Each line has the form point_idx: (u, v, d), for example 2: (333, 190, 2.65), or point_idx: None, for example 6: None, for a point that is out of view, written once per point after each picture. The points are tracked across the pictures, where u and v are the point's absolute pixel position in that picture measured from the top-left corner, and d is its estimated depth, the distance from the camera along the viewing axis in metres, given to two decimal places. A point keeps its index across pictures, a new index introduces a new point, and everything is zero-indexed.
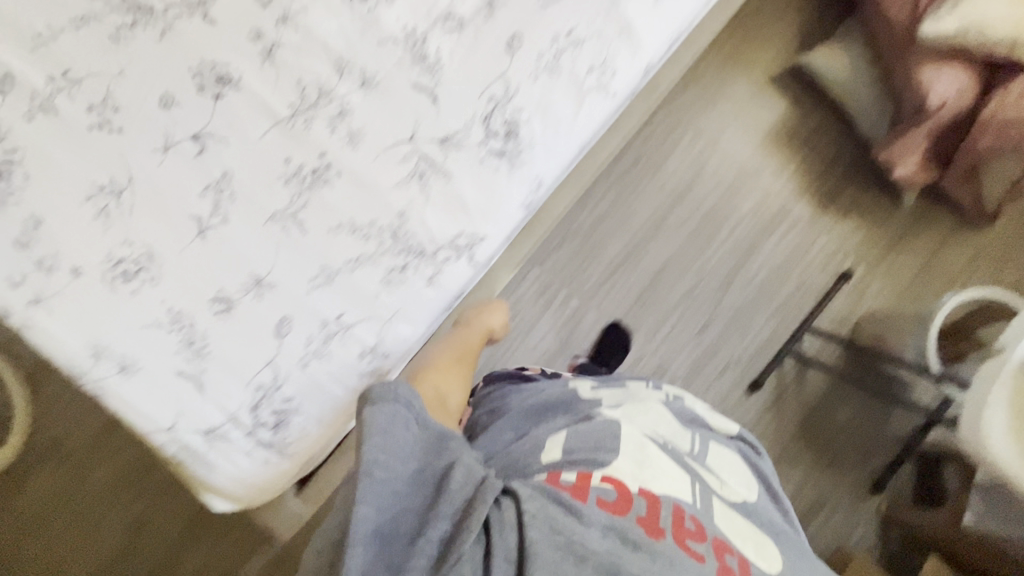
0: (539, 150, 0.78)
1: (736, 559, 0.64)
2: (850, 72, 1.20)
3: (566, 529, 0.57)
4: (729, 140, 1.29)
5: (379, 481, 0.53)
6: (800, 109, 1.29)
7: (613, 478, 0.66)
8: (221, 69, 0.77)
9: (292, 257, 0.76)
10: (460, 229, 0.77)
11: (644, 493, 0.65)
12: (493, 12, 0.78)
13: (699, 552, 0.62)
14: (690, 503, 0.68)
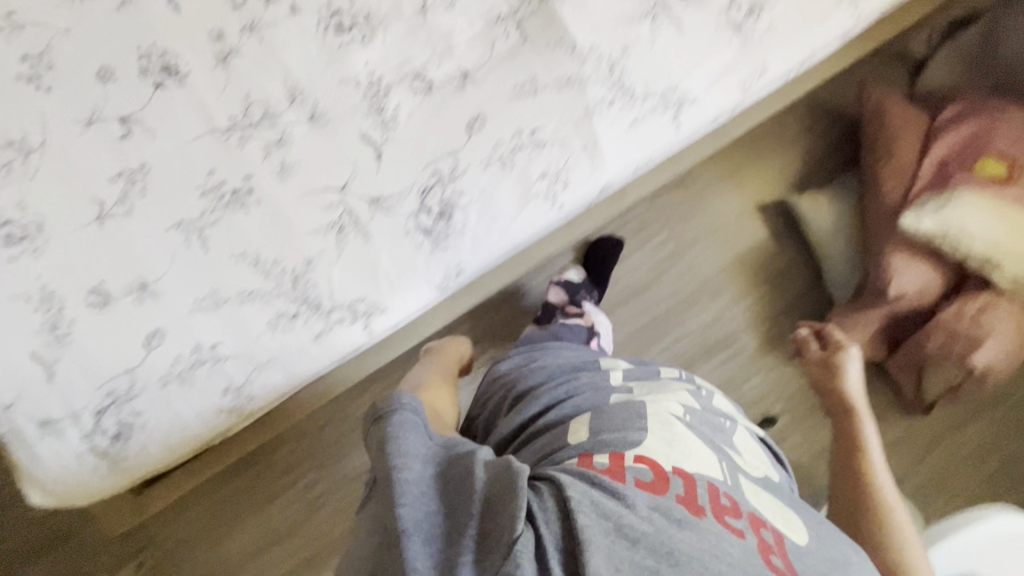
0: (470, 239, 0.76)
1: (773, 534, 0.53)
2: (832, 228, 1.17)
3: (605, 506, 0.47)
4: (700, 253, 1.26)
5: (407, 482, 0.49)
6: (777, 244, 1.27)
7: (647, 457, 0.55)
8: (170, 59, 0.73)
9: (184, 271, 0.73)
10: (362, 295, 0.74)
11: (678, 471, 0.54)
12: (465, 86, 0.75)
13: (740, 528, 0.50)
14: (724, 480, 0.56)
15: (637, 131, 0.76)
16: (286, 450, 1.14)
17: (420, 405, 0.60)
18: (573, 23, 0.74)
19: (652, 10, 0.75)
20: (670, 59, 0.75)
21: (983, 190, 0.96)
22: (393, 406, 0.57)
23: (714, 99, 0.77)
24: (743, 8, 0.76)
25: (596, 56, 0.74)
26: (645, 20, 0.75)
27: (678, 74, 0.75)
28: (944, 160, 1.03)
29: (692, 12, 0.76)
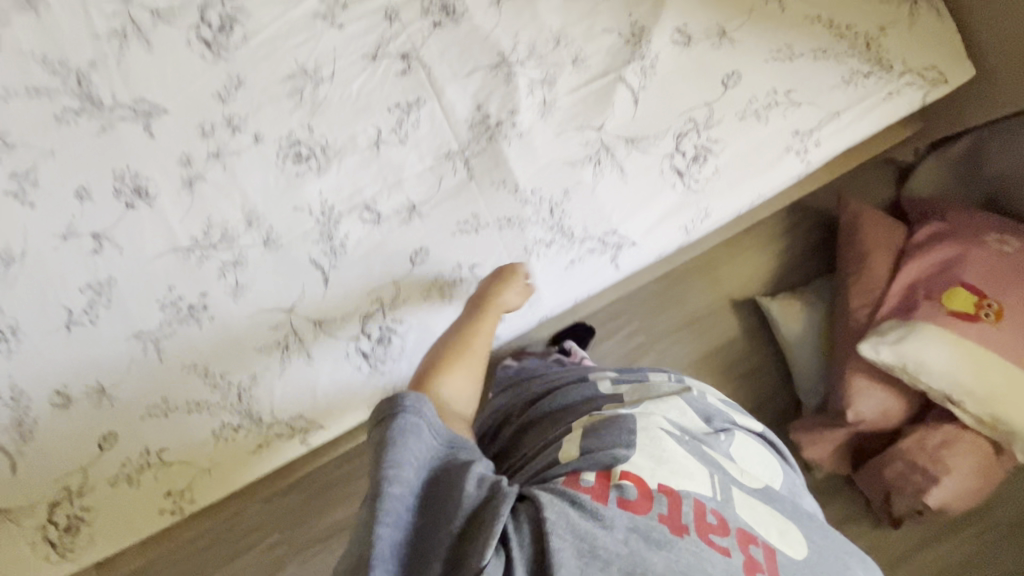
0: (408, 363, 0.79)
1: (761, 550, 0.57)
2: (801, 335, 1.16)
3: (582, 528, 0.53)
4: (670, 348, 1.22)
5: (395, 497, 0.51)
6: (748, 343, 1.24)
7: (632, 474, 0.59)
8: (142, 182, 0.79)
9: (140, 379, 0.78)
10: (299, 413, 0.78)
11: (664, 490, 0.58)
12: (411, 219, 0.78)
13: (724, 547, 0.56)
14: (711, 497, 0.60)
15: (575, 271, 0.77)
16: (251, 512, 1.19)
17: (425, 401, 0.59)
18: (516, 166, 0.77)
19: (595, 154, 0.77)
20: (610, 204, 0.77)
21: (946, 325, 0.95)
22: (395, 405, 0.57)
23: (654, 242, 0.78)
24: (687, 155, 0.78)
25: (537, 199, 0.77)
26: (587, 165, 0.77)
27: (617, 219, 0.77)
28: (912, 287, 1.02)
29: (635, 157, 0.77)
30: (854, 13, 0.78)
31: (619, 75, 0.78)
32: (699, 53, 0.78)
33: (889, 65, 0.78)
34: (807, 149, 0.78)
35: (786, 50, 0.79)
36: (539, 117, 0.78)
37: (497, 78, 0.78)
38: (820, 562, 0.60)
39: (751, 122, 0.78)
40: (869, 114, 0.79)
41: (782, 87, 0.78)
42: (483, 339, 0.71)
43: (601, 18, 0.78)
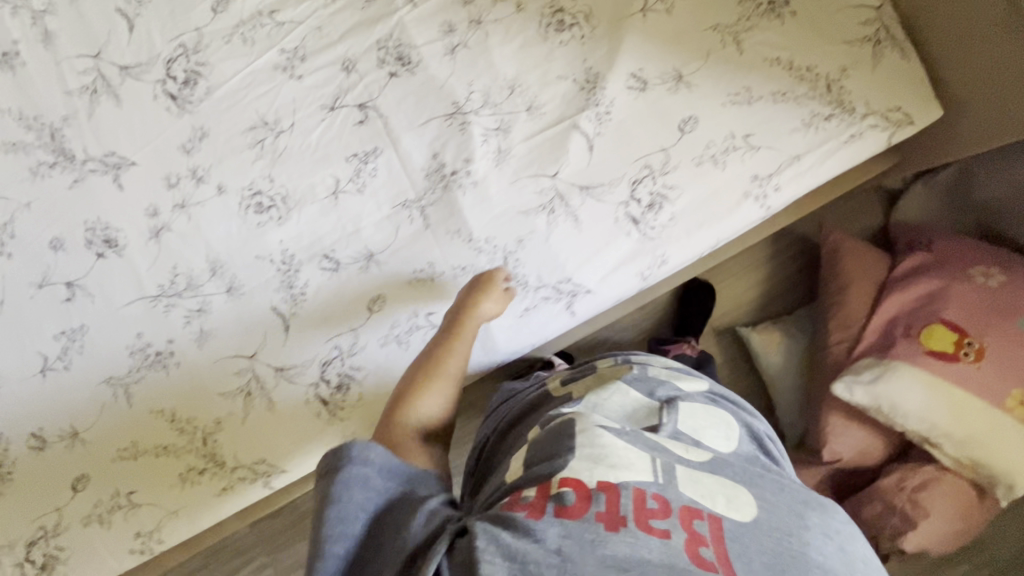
0: (365, 409, 0.80)
1: (708, 525, 0.54)
2: (780, 367, 1.14)
3: (512, 546, 0.50)
4: None
5: (333, 554, 0.52)
6: (730, 372, 1.22)
7: (569, 479, 0.55)
8: (111, 232, 0.81)
9: (111, 423, 0.81)
10: (261, 457, 0.80)
11: (602, 487, 0.54)
12: (368, 267, 0.80)
13: (665, 530, 0.52)
14: (653, 482, 0.56)
15: (529, 318, 0.78)
16: (237, 539, 1.21)
17: (373, 446, 0.60)
18: (470, 215, 0.78)
19: (549, 202, 0.77)
20: (565, 252, 0.77)
21: (923, 365, 0.93)
22: (342, 454, 0.58)
23: (610, 289, 0.78)
24: (643, 201, 0.77)
25: (491, 248, 0.77)
26: (541, 213, 0.77)
27: (572, 266, 0.77)
28: (892, 322, 0.99)
29: (589, 205, 0.77)
30: (815, 55, 0.77)
31: (574, 122, 0.78)
32: (655, 98, 0.78)
33: (851, 108, 0.76)
34: (766, 194, 0.77)
35: (744, 93, 0.77)
36: (493, 165, 0.78)
37: (452, 127, 0.79)
38: (771, 521, 0.57)
39: (709, 167, 0.77)
40: (830, 158, 0.77)
41: (740, 131, 0.77)
42: (457, 360, 0.72)
43: (556, 65, 0.78)
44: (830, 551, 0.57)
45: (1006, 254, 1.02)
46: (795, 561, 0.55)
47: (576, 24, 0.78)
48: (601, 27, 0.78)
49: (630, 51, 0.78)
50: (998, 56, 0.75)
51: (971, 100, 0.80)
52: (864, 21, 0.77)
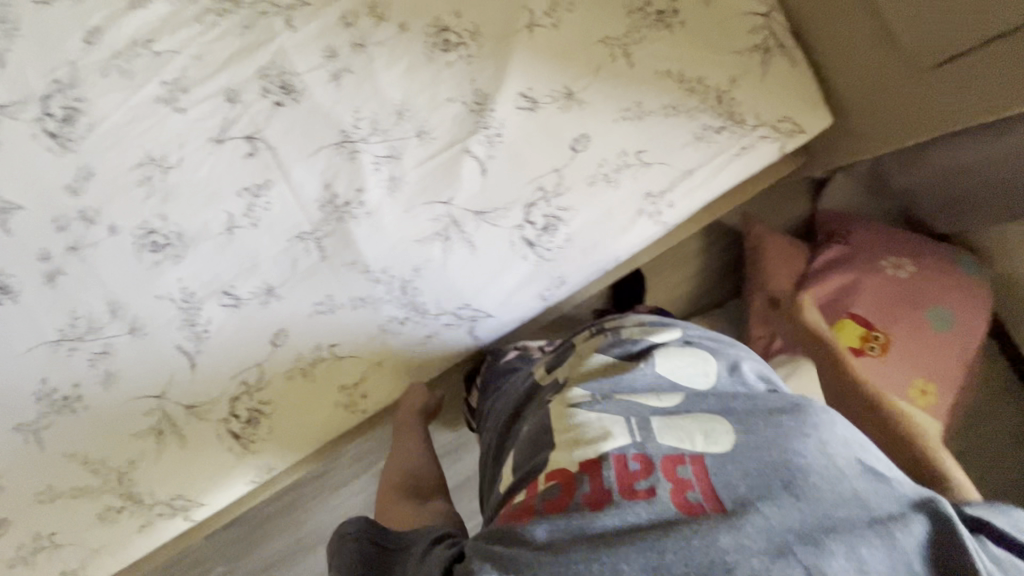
0: (278, 440, 0.81)
1: (693, 470, 0.48)
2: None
3: (502, 554, 0.45)
4: None
5: None
6: None
7: (554, 470, 0.51)
8: (3, 278, 0.78)
9: (25, 468, 0.80)
10: (178, 492, 0.82)
11: (585, 466, 0.49)
12: (268, 301, 0.80)
13: (650, 490, 0.47)
14: (631, 442, 0.50)
15: (433, 343, 0.79)
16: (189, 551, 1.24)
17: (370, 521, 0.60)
18: (365, 247, 0.78)
19: (443, 230, 0.77)
20: (462, 279, 0.77)
21: (830, 363, 0.96)
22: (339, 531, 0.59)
23: (510, 310, 0.79)
24: (537, 224, 0.77)
25: (388, 278, 0.78)
26: (436, 241, 0.77)
27: (470, 292, 0.78)
28: (807, 317, 1.02)
29: (484, 231, 0.77)
30: (704, 66, 0.76)
31: (464, 146, 0.77)
32: (546, 117, 0.76)
33: (741, 121, 0.76)
34: (660, 210, 0.77)
35: (635, 108, 0.76)
36: (387, 194, 0.77)
37: (343, 155, 0.77)
38: (753, 442, 0.50)
39: (601, 187, 0.77)
40: (721, 172, 0.77)
41: (633, 147, 0.77)
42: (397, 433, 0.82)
43: (443, 86, 0.77)
44: (814, 449, 0.49)
45: (918, 244, 1.04)
46: (780, 472, 0.47)
47: (462, 42, 0.76)
48: (487, 46, 0.76)
49: (518, 70, 0.76)
50: (878, 77, 0.74)
51: (864, 116, 0.79)
52: (752, 29, 0.76)
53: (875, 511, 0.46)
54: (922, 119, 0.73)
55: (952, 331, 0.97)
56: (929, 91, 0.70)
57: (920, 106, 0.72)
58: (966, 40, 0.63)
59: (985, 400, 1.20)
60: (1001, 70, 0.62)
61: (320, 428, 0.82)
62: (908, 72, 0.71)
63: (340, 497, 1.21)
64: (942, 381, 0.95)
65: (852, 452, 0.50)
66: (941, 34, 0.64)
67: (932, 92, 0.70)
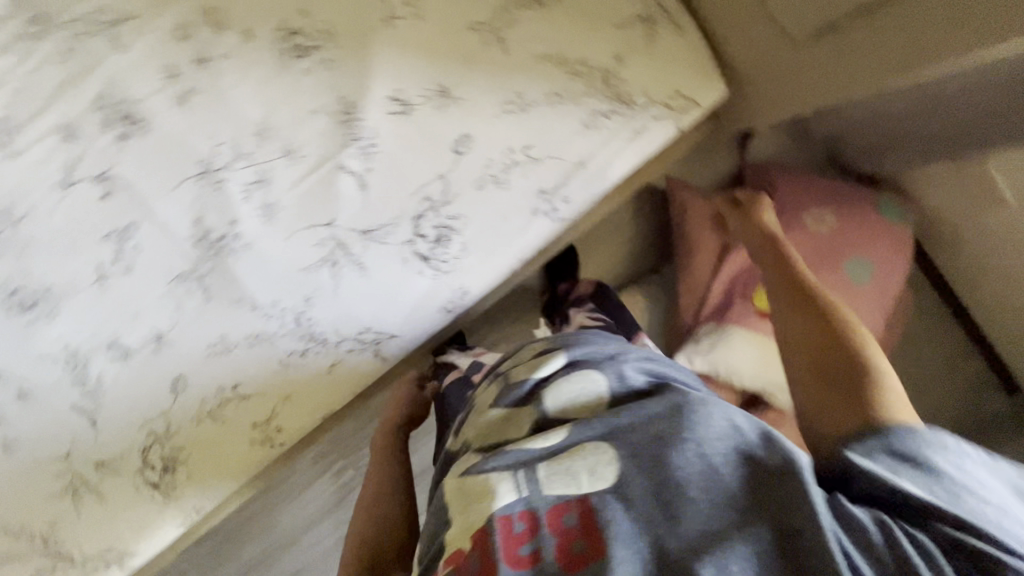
0: (196, 486, 0.79)
1: (579, 516, 0.39)
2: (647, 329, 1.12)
3: None
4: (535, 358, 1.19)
5: None
6: None
7: (446, 555, 0.39)
8: None
9: None
10: (107, 546, 0.78)
11: (472, 543, 0.38)
12: (159, 349, 0.76)
13: (544, 555, 0.37)
14: (517, 498, 0.40)
15: (337, 371, 0.76)
16: None
17: None
18: (249, 282, 0.73)
19: (330, 254, 0.73)
20: (358, 302, 0.74)
21: (755, 327, 0.98)
22: None
23: (413, 328, 0.76)
24: (429, 236, 0.73)
25: (280, 311, 0.74)
26: (323, 267, 0.73)
27: (369, 315, 0.74)
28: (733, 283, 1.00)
29: (373, 251, 0.73)
30: (585, 45, 0.70)
31: (337, 162, 0.71)
32: (422, 120, 0.70)
33: (631, 102, 0.71)
34: (556, 207, 0.73)
35: (517, 99, 0.70)
36: (264, 222, 0.72)
37: (206, 186, 0.71)
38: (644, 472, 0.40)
39: (491, 189, 0.72)
40: (615, 159, 0.73)
41: (519, 142, 0.71)
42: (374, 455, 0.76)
43: (304, 98, 0.70)
44: (703, 458, 0.40)
45: (838, 194, 1.02)
46: (671, 501, 0.38)
47: (317, 46, 0.69)
48: (345, 47, 0.69)
49: (382, 71, 0.69)
50: (764, 51, 0.71)
51: (756, 90, 0.76)
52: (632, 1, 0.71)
53: (771, 521, 0.37)
54: (806, 92, 0.71)
55: (872, 280, 0.97)
56: (810, 65, 0.68)
57: (805, 79, 0.70)
58: (836, 11, 0.61)
59: (915, 333, 1.22)
60: (872, 41, 0.60)
61: (239, 469, 0.79)
62: (789, 46, 0.68)
63: (303, 503, 1.17)
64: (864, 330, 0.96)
65: (742, 442, 0.41)
66: (816, 4, 0.62)
67: (813, 66, 0.68)
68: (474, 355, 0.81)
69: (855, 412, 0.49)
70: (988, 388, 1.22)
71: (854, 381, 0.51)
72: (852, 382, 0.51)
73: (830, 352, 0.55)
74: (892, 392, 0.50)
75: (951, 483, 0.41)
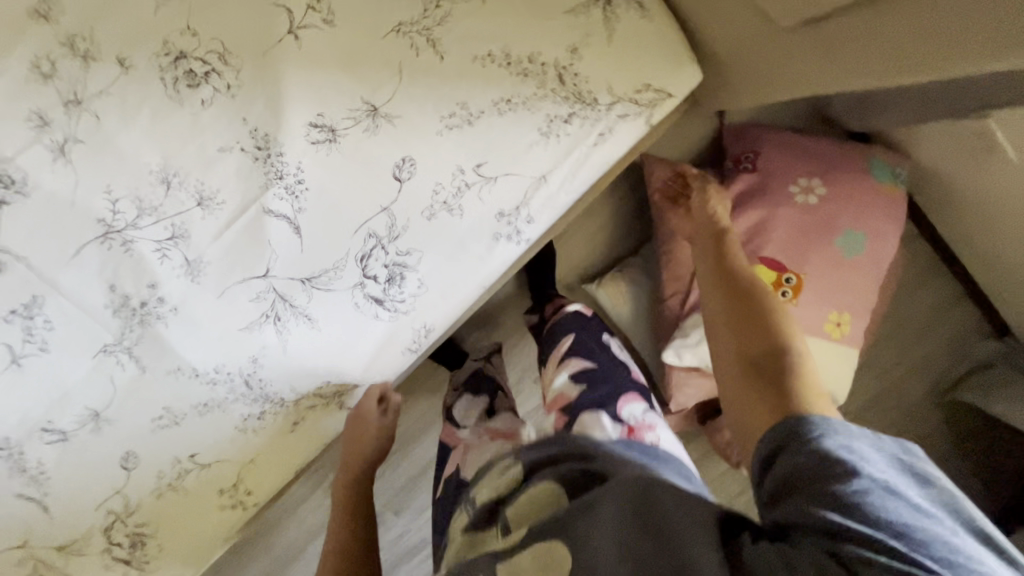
0: (168, 560, 0.73)
1: None
2: (631, 317, 1.06)
3: None
4: (519, 355, 1.13)
5: None
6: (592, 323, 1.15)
7: None
8: None
9: None
10: None
11: None
12: (100, 427, 0.68)
13: None
14: None
15: (301, 430, 0.70)
16: None
17: None
18: (185, 349, 0.65)
19: (271, 309, 0.64)
20: (311, 358, 0.66)
21: None
22: None
23: (376, 377, 0.69)
24: (379, 278, 0.65)
25: (226, 377, 0.66)
26: (266, 324, 0.65)
27: (325, 369, 0.67)
28: None
29: (318, 301, 0.65)
30: (534, 39, 0.59)
31: (261, 205, 0.61)
32: (352, 148, 0.60)
33: (593, 101, 0.61)
34: (518, 230, 0.65)
35: (461, 111, 0.60)
36: (190, 282, 0.63)
37: (114, 249, 0.61)
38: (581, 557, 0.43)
39: (444, 218, 0.63)
40: (581, 169, 0.63)
41: (469, 161, 0.62)
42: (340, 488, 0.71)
43: (209, 134, 0.59)
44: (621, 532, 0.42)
45: (827, 160, 0.94)
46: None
47: (213, 70, 0.57)
48: (246, 68, 0.57)
49: (296, 93, 0.58)
50: (745, 34, 0.62)
51: (736, 74, 0.67)
52: None
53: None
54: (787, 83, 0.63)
55: (866, 253, 0.90)
56: (794, 53, 0.59)
57: (785, 69, 0.61)
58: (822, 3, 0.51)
59: (903, 285, 1.19)
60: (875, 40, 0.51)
61: (212, 536, 0.74)
62: (770, 30, 0.59)
63: (298, 521, 1.07)
64: (859, 308, 0.90)
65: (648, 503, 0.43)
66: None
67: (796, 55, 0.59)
68: (461, 399, 0.75)
69: (776, 403, 0.51)
70: (976, 330, 1.21)
71: (782, 377, 0.54)
72: (779, 377, 0.54)
73: (764, 348, 0.58)
74: (813, 391, 0.52)
75: (817, 476, 0.41)
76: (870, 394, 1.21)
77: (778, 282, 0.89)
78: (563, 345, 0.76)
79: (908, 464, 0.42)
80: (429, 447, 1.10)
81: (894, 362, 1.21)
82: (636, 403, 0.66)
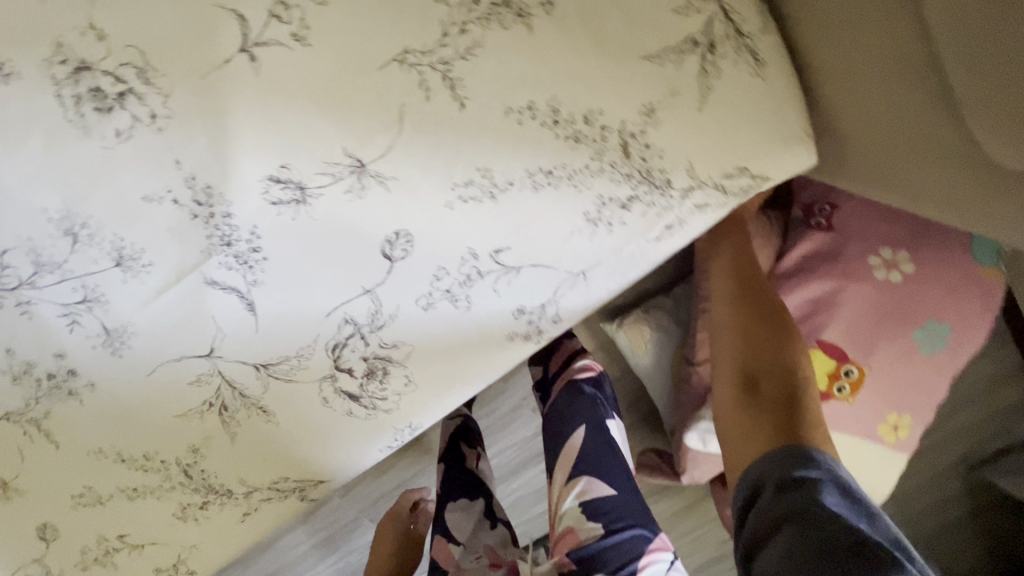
0: None
1: None
2: (653, 368, 0.90)
3: None
4: (520, 384, 1.00)
5: None
6: (606, 358, 1.00)
7: None
8: None
9: None
10: None
11: None
12: (11, 496, 0.54)
13: None
14: None
15: (253, 520, 0.57)
16: None
17: None
18: (111, 424, 0.51)
19: (215, 395, 0.51)
20: (266, 449, 0.53)
21: None
22: None
23: (343, 473, 0.56)
24: (356, 371, 0.50)
25: (160, 465, 0.54)
26: (207, 409, 0.51)
27: (281, 463, 0.54)
28: None
29: (277, 392, 0.51)
30: (595, 92, 0.41)
31: (202, 274, 0.45)
32: (327, 214, 0.44)
33: (664, 183, 0.44)
34: (540, 329, 0.50)
35: (482, 178, 0.43)
36: (109, 356, 0.48)
37: (5, 308, 0.46)
38: None
39: (445, 309, 0.48)
40: (630, 266, 0.48)
41: (485, 244, 0.46)
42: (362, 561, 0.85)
43: (128, 178, 0.42)
44: None
45: (925, 227, 0.74)
46: None
47: (131, 91, 0.39)
48: (179, 94, 0.39)
49: (249, 139, 0.41)
50: (888, 93, 0.43)
51: (855, 140, 0.49)
52: (679, 9, 0.41)
53: None
54: (926, 173, 0.45)
55: (946, 351, 0.74)
56: (952, 162, 0.42)
57: (937, 155, 0.42)
58: None
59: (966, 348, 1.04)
60: None
61: None
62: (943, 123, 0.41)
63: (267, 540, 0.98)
64: (922, 412, 0.77)
65: None
66: (985, 66, 0.34)
67: (962, 176, 0.42)
68: (460, 499, 0.82)
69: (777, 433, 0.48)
70: None
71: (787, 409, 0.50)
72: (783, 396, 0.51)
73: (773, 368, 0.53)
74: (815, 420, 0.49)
75: (790, 508, 0.42)
76: (925, 471, 1.03)
77: (834, 373, 0.74)
78: (572, 444, 0.75)
79: (852, 492, 0.43)
80: (412, 477, 0.99)
81: (962, 441, 1.02)
82: (659, 557, 0.65)
